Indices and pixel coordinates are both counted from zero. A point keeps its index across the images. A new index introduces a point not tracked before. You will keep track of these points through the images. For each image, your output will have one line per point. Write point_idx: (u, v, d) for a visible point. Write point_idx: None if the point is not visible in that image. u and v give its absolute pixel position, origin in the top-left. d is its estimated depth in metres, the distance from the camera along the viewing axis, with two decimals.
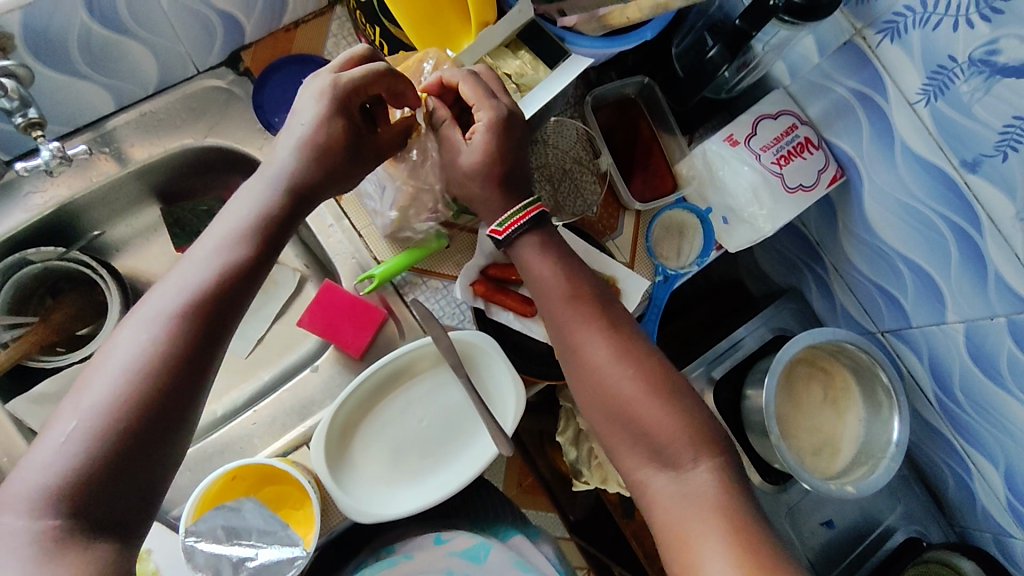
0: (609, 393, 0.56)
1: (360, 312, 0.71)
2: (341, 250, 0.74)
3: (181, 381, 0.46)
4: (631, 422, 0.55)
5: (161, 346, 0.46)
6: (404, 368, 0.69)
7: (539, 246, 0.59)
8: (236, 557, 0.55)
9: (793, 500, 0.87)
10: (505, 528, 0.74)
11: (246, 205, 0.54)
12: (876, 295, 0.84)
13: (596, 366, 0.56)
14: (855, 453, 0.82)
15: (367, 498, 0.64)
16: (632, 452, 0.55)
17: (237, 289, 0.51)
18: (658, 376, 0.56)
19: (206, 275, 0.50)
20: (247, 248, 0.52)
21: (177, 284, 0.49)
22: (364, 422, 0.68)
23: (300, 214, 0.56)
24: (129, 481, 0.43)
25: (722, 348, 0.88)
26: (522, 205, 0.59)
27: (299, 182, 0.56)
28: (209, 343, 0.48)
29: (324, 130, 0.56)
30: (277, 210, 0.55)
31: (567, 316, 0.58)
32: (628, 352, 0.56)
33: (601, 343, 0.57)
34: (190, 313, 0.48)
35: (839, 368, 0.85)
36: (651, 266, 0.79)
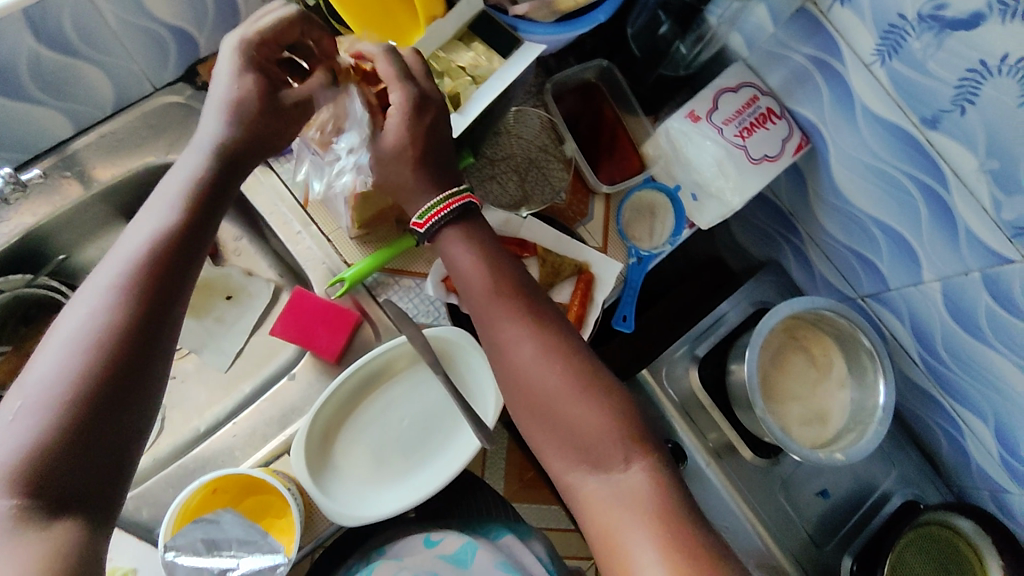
0: (537, 391, 0.55)
1: (333, 316, 0.71)
2: (310, 256, 0.74)
3: (136, 343, 0.45)
4: (558, 423, 0.54)
5: (112, 308, 0.45)
6: (382, 368, 0.69)
7: (461, 238, 0.59)
8: (218, 568, 0.54)
9: (786, 472, 0.87)
10: (496, 528, 0.73)
11: (180, 174, 0.53)
12: (853, 260, 0.84)
13: (522, 367, 0.56)
14: (845, 419, 0.82)
15: (354, 500, 0.64)
16: (557, 453, 0.55)
17: (187, 248, 0.50)
18: (582, 373, 0.55)
19: (149, 240, 0.49)
20: (189, 211, 0.51)
21: (120, 252, 0.48)
22: (346, 424, 0.68)
23: (239, 170, 0.56)
24: (92, 448, 0.42)
25: (703, 326, 0.88)
26: (444, 196, 0.58)
27: (234, 142, 0.54)
28: (164, 304, 0.47)
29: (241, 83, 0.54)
30: (217, 174, 0.54)
31: (491, 312, 0.58)
32: (553, 351, 0.56)
33: (525, 342, 0.56)
34: (137, 274, 0.47)
35: (821, 336, 0.85)
36: (624, 249, 0.79)
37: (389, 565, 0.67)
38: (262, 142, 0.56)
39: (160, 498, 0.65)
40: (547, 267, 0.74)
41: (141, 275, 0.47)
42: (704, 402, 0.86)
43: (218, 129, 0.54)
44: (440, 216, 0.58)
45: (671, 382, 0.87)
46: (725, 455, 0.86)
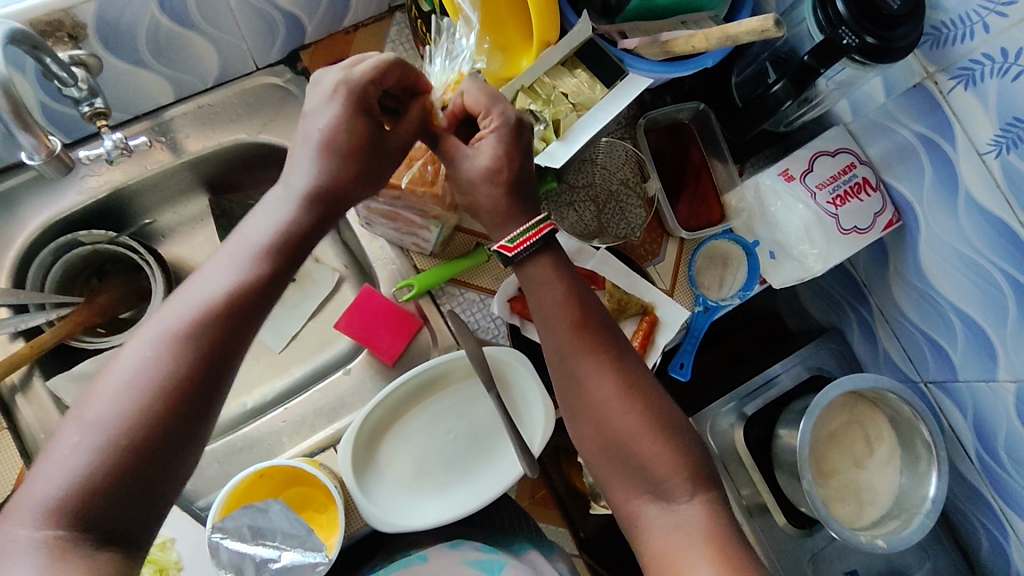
0: (609, 427, 0.54)
1: (396, 318, 0.71)
2: (382, 254, 0.75)
3: (174, 442, 0.43)
4: (627, 456, 0.53)
5: (174, 355, 0.44)
6: (436, 378, 0.69)
7: (550, 266, 0.56)
8: (259, 557, 0.55)
9: (818, 545, 0.85)
10: (519, 541, 0.71)
11: (273, 204, 0.52)
12: (922, 343, 0.82)
13: (596, 402, 0.54)
14: (889, 505, 0.80)
15: (389, 508, 0.64)
16: (619, 483, 0.54)
17: (264, 294, 0.49)
18: (655, 410, 0.54)
19: (221, 290, 0.48)
20: (273, 253, 0.50)
21: (190, 297, 0.47)
22: (391, 430, 0.68)
23: (341, 210, 0.54)
24: (134, 501, 0.41)
25: (755, 385, 0.87)
26: (533, 222, 0.55)
27: (323, 191, 0.53)
28: (228, 356, 0.47)
29: (355, 130, 0.53)
30: (303, 227, 0.52)
31: (572, 345, 0.55)
32: (631, 389, 0.55)
33: (604, 377, 0.54)
34: (195, 340, 0.45)
35: (876, 416, 0.83)
36: (691, 296, 0.77)
37: (415, 565, 0.66)
38: (349, 193, 0.54)
39: (204, 471, 0.67)
40: (613, 303, 0.73)
41: (208, 321, 0.46)
42: (744, 460, 0.85)
43: (312, 176, 0.52)
44: (530, 243, 0.55)
45: (714, 434, 0.86)
46: (756, 516, 0.84)
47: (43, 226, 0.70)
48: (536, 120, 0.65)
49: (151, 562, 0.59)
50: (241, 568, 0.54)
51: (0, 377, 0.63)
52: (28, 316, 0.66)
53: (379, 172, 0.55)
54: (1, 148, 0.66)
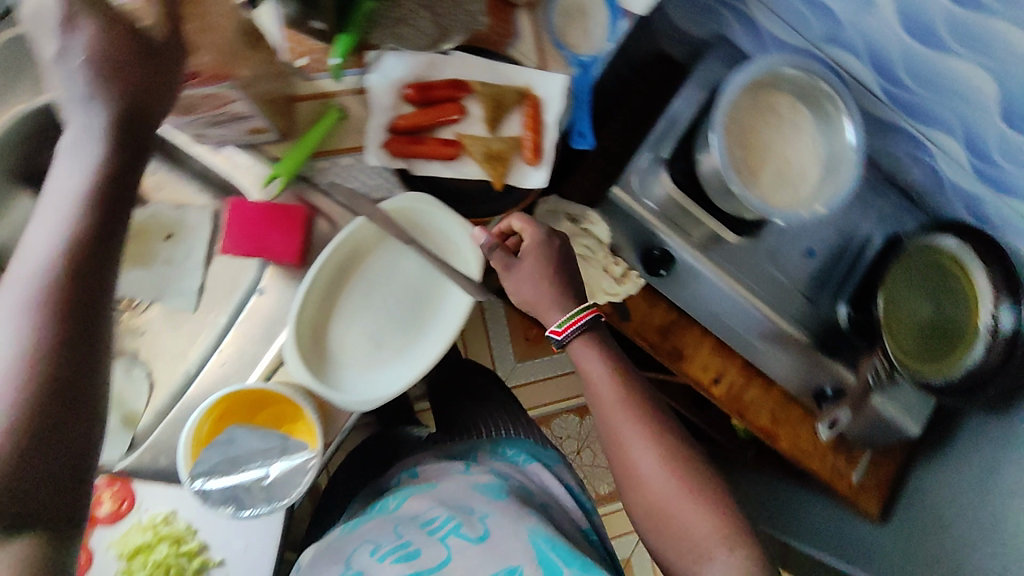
0: (642, 478, 0.62)
1: (280, 217, 0.65)
2: (234, 164, 0.67)
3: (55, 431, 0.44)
4: (665, 518, 0.61)
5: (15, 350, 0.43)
6: (351, 255, 0.65)
7: (592, 349, 0.65)
8: (247, 481, 0.58)
9: (771, 243, 0.91)
10: (526, 456, 0.89)
11: (76, 144, 0.48)
12: (799, 6, 0.80)
13: (634, 479, 0.62)
14: (819, 175, 0.82)
15: (364, 390, 0.64)
16: (641, 497, 0.62)
17: (95, 255, 0.48)
18: (681, 472, 0.61)
19: (48, 258, 0.46)
20: (88, 204, 0.48)
21: (24, 275, 0.46)
22: (331, 322, 0.65)
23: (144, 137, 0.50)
24: (47, 481, 0.44)
25: (660, 128, 0.87)
26: (577, 310, 0.64)
27: (122, 125, 0.48)
28: (85, 335, 0.46)
29: (98, 49, 0.45)
30: (111, 168, 0.48)
31: (612, 414, 0.64)
32: (631, 406, 0.64)
33: (643, 442, 0.62)
34: (43, 318, 0.44)
35: (782, 98, 0.83)
36: (563, 60, 0.73)
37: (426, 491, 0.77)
38: (144, 118, 0.49)
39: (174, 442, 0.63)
40: (487, 102, 0.69)
41: (53, 296, 0.45)
42: (684, 204, 0.86)
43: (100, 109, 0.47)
44: (575, 327, 0.65)
45: (645, 192, 0.88)
46: (712, 246, 0.90)
47: None
48: None
49: (166, 537, 0.66)
50: (234, 496, 0.58)
51: None
52: None
53: (165, 81, 0.48)
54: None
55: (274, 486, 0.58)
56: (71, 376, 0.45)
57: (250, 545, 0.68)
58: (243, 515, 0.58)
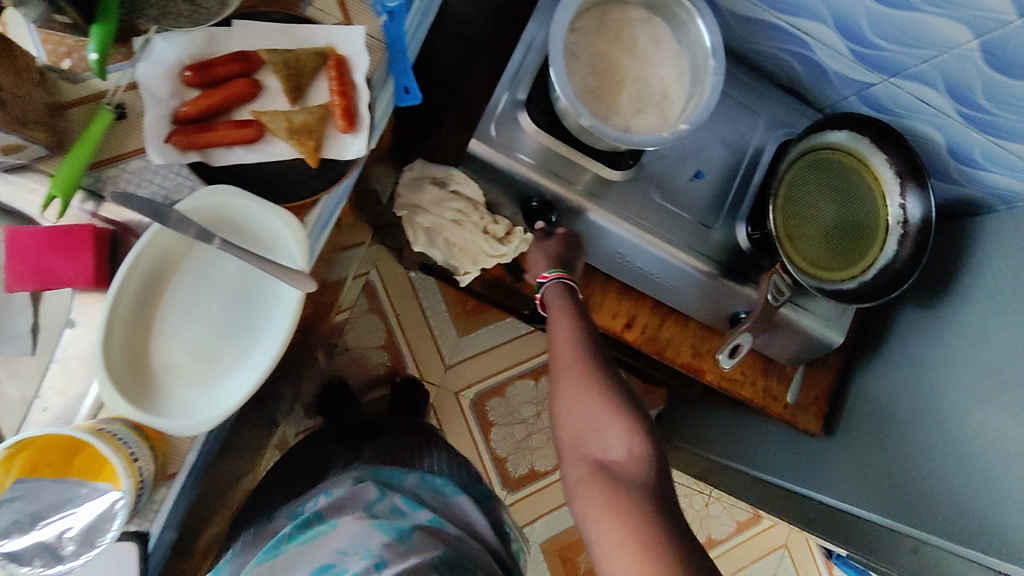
0: (575, 395, 0.67)
1: (63, 238, 0.57)
2: (11, 187, 0.59)
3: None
4: (591, 433, 0.65)
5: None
6: (158, 268, 0.59)
7: (561, 289, 0.79)
8: (52, 537, 0.53)
9: (654, 173, 0.84)
10: (454, 488, 0.94)
11: None
12: None
13: (569, 420, 0.67)
14: (684, 89, 0.76)
15: (199, 409, 0.58)
16: (574, 443, 0.66)
17: None
18: (609, 415, 0.64)
19: None
20: None
21: None
22: (150, 343, 0.59)
23: None
24: None
25: (512, 69, 0.80)
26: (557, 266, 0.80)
27: None
28: None
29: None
30: None
31: (564, 373, 0.69)
32: (580, 368, 0.69)
33: (582, 398, 0.66)
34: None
35: (629, 13, 0.76)
36: (368, 10, 0.66)
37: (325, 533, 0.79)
38: None
39: None
40: (282, 72, 0.61)
41: None
42: (558, 151, 0.80)
43: None
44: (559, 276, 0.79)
45: (510, 143, 0.80)
46: (600, 193, 0.83)
47: None
48: None
49: None
50: (41, 553, 0.53)
51: None
52: None
53: None
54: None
55: (85, 537, 0.53)
56: None
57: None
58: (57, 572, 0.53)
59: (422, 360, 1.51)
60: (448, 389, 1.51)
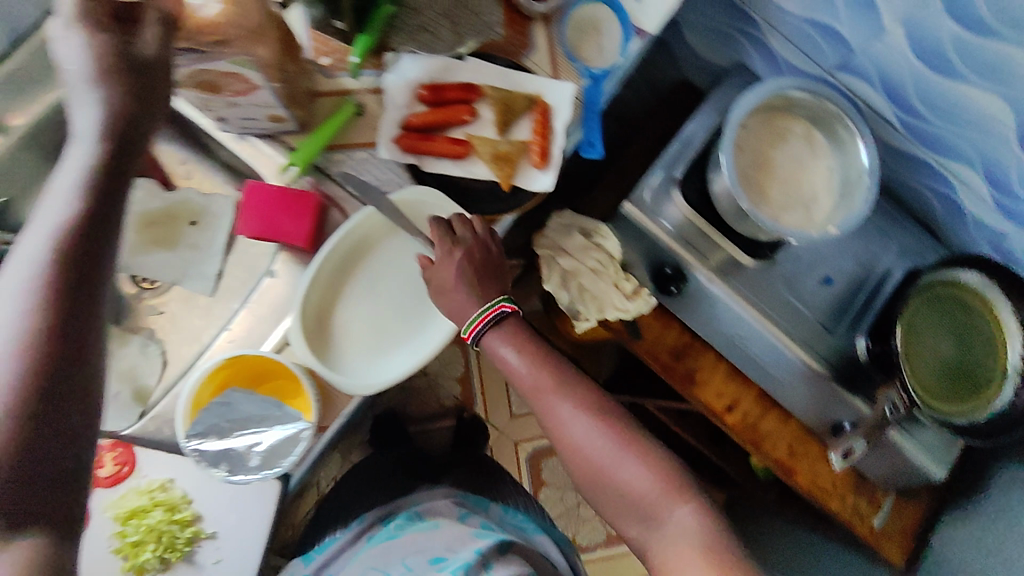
0: (590, 462, 0.65)
1: (292, 201, 0.67)
2: (258, 152, 0.71)
3: (50, 428, 0.44)
4: (607, 478, 0.65)
5: (19, 338, 0.43)
6: (357, 247, 0.69)
7: (510, 333, 0.69)
8: (243, 447, 0.60)
9: (786, 270, 0.91)
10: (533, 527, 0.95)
11: (72, 170, 0.48)
12: (810, 32, 0.80)
13: (632, 498, 0.64)
14: (833, 199, 0.82)
15: (365, 371, 0.67)
16: (644, 473, 0.63)
17: (88, 242, 0.47)
18: (672, 480, 0.63)
19: (42, 254, 0.45)
20: (82, 205, 0.47)
21: (24, 269, 0.44)
22: (336, 306, 0.68)
23: (137, 153, 0.52)
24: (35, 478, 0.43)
25: (672, 151, 0.89)
26: (485, 308, 0.67)
27: (115, 128, 0.50)
28: (77, 311, 0.45)
29: (101, 48, 0.48)
30: (105, 169, 0.49)
31: (545, 390, 0.67)
32: (622, 444, 0.65)
33: (596, 430, 0.65)
34: (46, 309, 0.44)
35: (793, 122, 0.84)
36: (576, 71, 0.75)
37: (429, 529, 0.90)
38: (140, 120, 0.51)
39: None
40: (499, 106, 0.72)
41: (52, 277, 0.45)
42: (699, 226, 0.87)
43: (96, 115, 0.49)
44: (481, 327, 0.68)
45: (658, 211, 0.89)
46: (729, 271, 0.90)
47: None
48: None
49: (160, 505, 0.61)
50: (230, 458, 0.59)
51: None
52: None
53: (152, 98, 0.51)
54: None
55: (268, 455, 0.60)
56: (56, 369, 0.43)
57: (246, 520, 0.63)
58: (238, 478, 0.59)
59: (491, 402, 1.54)
60: (509, 438, 1.54)
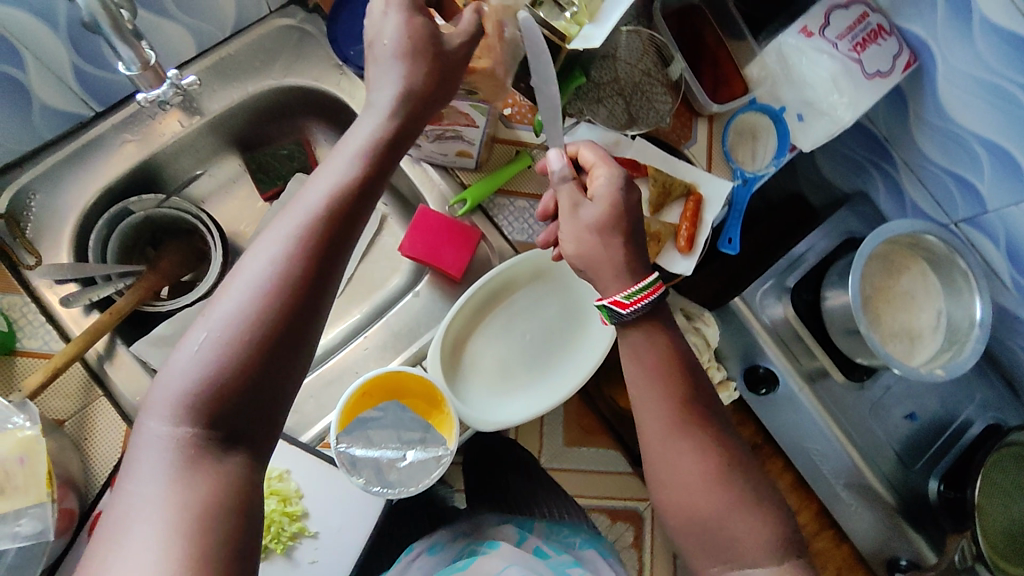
0: (680, 472, 0.57)
1: (457, 233, 0.71)
2: (426, 178, 0.75)
3: (280, 362, 0.43)
4: (685, 487, 0.57)
5: (284, 265, 0.44)
6: (504, 287, 0.72)
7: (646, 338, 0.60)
8: (388, 459, 0.61)
9: (874, 395, 0.92)
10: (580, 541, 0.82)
11: (362, 128, 0.50)
12: (948, 183, 0.85)
13: (680, 479, 0.57)
14: (940, 341, 0.85)
15: (487, 407, 0.68)
16: (716, 496, 0.56)
17: (361, 199, 0.47)
18: (752, 506, 0.56)
19: (323, 197, 0.46)
20: (365, 165, 0.48)
21: (303, 206, 0.46)
22: (472, 338, 0.71)
23: (421, 123, 0.52)
24: (256, 405, 0.43)
25: (781, 263, 0.92)
26: (647, 282, 0.58)
27: (411, 98, 0.51)
28: (331, 258, 0.45)
29: (416, 31, 0.51)
30: (392, 138, 0.50)
31: (645, 381, 0.59)
32: (685, 421, 0.58)
33: (685, 452, 0.58)
34: (308, 250, 0.44)
35: (914, 261, 0.87)
36: (728, 170, 0.80)
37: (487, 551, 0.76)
38: (431, 98, 0.52)
39: (301, 408, 0.68)
40: (658, 188, 0.75)
41: (320, 227, 0.45)
42: (799, 330, 0.90)
43: (398, 83, 0.50)
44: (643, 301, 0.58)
45: (764, 310, 0.91)
46: (817, 380, 0.92)
47: (93, 200, 0.68)
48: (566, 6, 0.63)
49: (275, 493, 0.62)
50: (375, 468, 0.60)
51: (89, 343, 0.62)
52: (98, 287, 0.66)
53: (448, 88, 0.53)
54: (16, 127, 0.63)
55: (410, 470, 0.61)
56: (304, 308, 0.44)
57: (348, 525, 0.64)
58: (374, 491, 0.58)
59: None
60: None
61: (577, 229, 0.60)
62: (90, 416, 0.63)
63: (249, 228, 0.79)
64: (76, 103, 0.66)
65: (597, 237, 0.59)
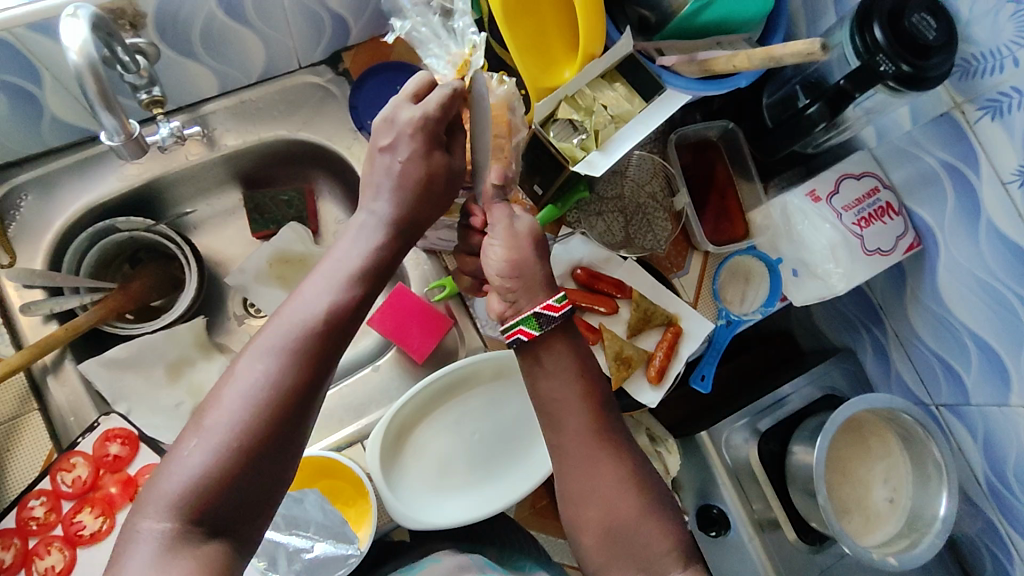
0: (586, 473, 0.52)
1: (430, 317, 0.72)
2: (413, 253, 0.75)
3: (271, 459, 0.44)
4: (589, 487, 0.52)
5: (280, 371, 0.45)
6: (461, 381, 0.70)
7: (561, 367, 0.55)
8: (293, 547, 0.60)
9: (826, 563, 0.87)
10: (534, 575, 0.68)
11: (358, 243, 0.51)
12: (934, 364, 0.83)
13: (585, 478, 0.52)
14: (900, 525, 0.81)
15: (421, 505, 0.66)
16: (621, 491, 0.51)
17: (356, 310, 0.49)
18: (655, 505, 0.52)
19: (319, 308, 0.47)
20: (362, 277, 0.50)
21: (297, 315, 0.47)
22: (418, 429, 0.69)
23: (416, 239, 0.54)
24: (243, 502, 0.43)
25: (765, 402, 0.89)
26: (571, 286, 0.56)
27: (404, 218, 0.52)
28: (324, 363, 0.47)
29: (419, 152, 0.53)
30: (386, 256, 0.52)
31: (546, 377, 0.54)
32: (592, 420, 0.54)
33: (589, 446, 0.53)
34: (303, 357, 0.46)
35: (887, 436, 0.85)
36: (714, 308, 0.79)
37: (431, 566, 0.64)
38: (421, 219, 0.53)
39: None
40: (639, 314, 0.74)
41: (313, 334, 0.47)
42: (758, 475, 0.87)
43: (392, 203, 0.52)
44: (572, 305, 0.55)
45: (730, 450, 0.87)
46: (767, 529, 0.86)
47: (82, 211, 0.70)
48: (576, 130, 0.65)
49: None
50: (275, 556, 0.60)
51: (35, 358, 0.61)
52: (62, 299, 0.66)
53: (435, 209, 0.54)
54: (24, 132, 0.65)
55: (314, 565, 0.59)
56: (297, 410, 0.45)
57: None
58: None
59: None
60: None
61: (508, 235, 0.55)
62: (18, 428, 0.63)
63: (233, 262, 0.79)
64: (89, 121, 0.68)
65: (530, 245, 0.55)
